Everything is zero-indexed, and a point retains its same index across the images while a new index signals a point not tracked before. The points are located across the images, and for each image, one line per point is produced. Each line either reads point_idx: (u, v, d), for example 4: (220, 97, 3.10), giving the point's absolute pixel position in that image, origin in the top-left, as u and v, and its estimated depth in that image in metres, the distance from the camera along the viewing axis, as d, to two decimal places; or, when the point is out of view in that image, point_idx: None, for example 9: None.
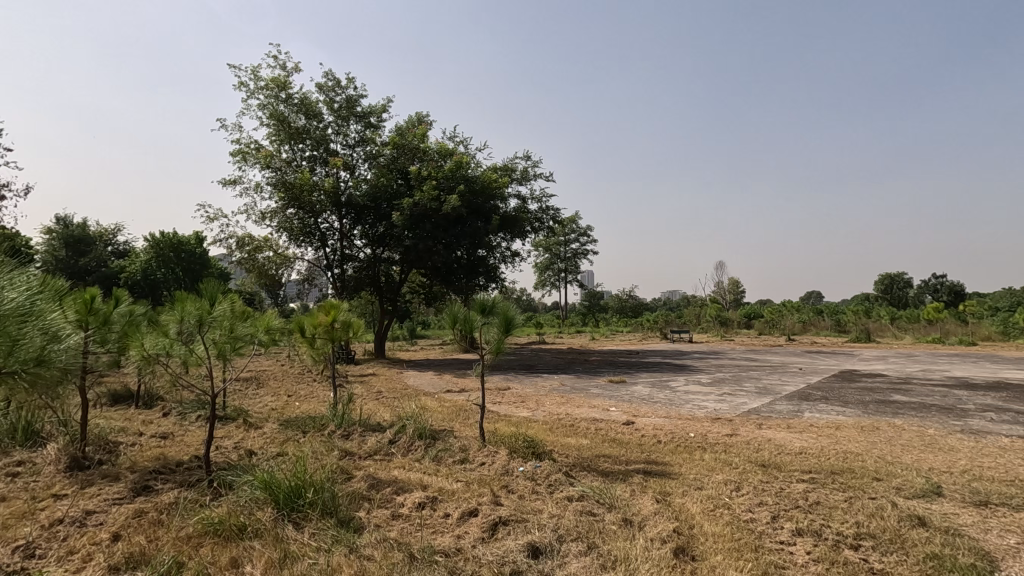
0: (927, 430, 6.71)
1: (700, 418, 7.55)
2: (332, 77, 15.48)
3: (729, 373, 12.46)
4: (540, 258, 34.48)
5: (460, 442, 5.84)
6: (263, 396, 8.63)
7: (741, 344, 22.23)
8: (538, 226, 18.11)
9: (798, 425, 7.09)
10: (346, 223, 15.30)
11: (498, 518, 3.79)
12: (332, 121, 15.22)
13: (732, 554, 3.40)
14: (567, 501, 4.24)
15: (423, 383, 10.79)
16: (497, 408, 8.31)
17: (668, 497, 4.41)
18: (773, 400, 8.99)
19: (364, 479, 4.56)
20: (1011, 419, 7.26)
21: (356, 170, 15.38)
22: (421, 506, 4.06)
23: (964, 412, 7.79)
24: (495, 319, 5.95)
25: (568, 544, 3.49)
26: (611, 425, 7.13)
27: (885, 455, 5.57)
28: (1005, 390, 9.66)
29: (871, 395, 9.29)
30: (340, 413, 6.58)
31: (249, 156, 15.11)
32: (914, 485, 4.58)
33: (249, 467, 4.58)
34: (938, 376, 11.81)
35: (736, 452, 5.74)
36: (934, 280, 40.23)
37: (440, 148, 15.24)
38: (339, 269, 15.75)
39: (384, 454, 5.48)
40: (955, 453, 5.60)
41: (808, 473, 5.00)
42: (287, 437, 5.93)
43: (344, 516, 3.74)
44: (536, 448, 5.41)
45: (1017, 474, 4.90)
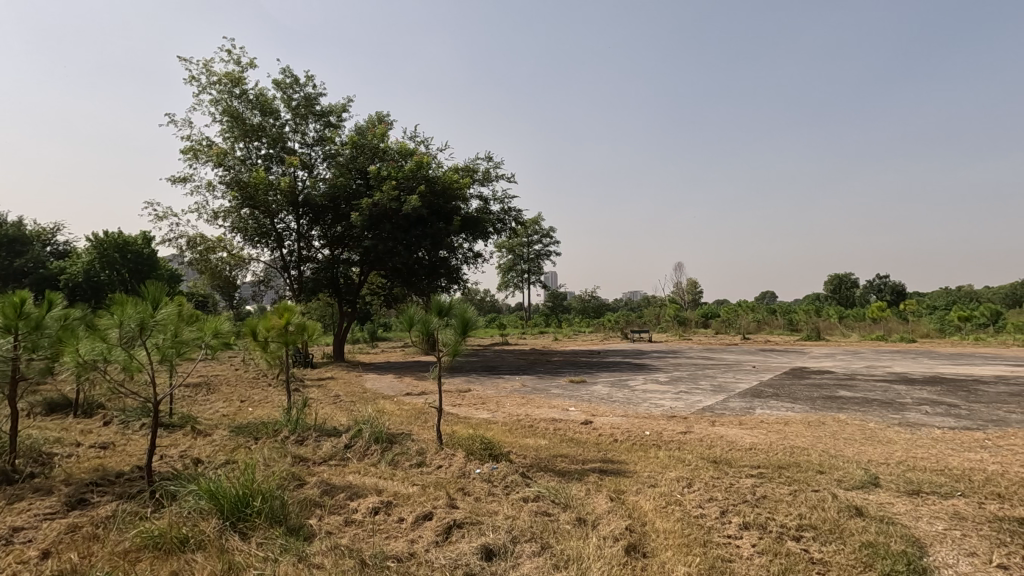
0: (868, 424, 7.03)
1: (656, 416, 7.69)
2: (290, 74, 15.08)
3: (686, 372, 12.73)
4: (502, 259, 34.46)
5: (418, 445, 5.79)
6: (213, 401, 8.33)
7: (699, 343, 22.79)
8: (501, 227, 18.11)
9: (749, 421, 7.31)
10: (304, 223, 14.94)
11: (452, 521, 3.77)
12: (290, 119, 14.82)
13: (681, 550, 3.47)
14: (522, 502, 4.24)
15: (382, 386, 10.59)
16: (457, 410, 8.25)
17: (621, 495, 4.48)
18: (727, 397, 9.22)
19: (316, 485, 4.45)
20: (945, 412, 7.68)
21: (315, 169, 15.04)
22: (375, 512, 4.00)
23: (902, 406, 8.20)
24: (452, 320, 5.90)
25: (522, 545, 3.50)
26: (569, 425, 7.19)
27: (829, 449, 5.80)
28: (939, 385, 10.23)
29: (818, 392, 9.64)
30: (294, 418, 6.41)
31: (200, 153, 14.61)
32: (854, 477, 4.79)
33: (194, 476, 4.40)
34: (881, 372, 12.37)
35: (689, 449, 5.88)
36: (878, 280, 42.32)
37: (401, 148, 15.04)
38: (297, 271, 15.39)
39: (340, 459, 5.37)
40: (893, 445, 5.89)
41: (757, 468, 5.16)
42: (237, 444, 5.72)
43: (295, 524, 3.65)
44: (493, 450, 5.40)
45: (948, 464, 5.17)
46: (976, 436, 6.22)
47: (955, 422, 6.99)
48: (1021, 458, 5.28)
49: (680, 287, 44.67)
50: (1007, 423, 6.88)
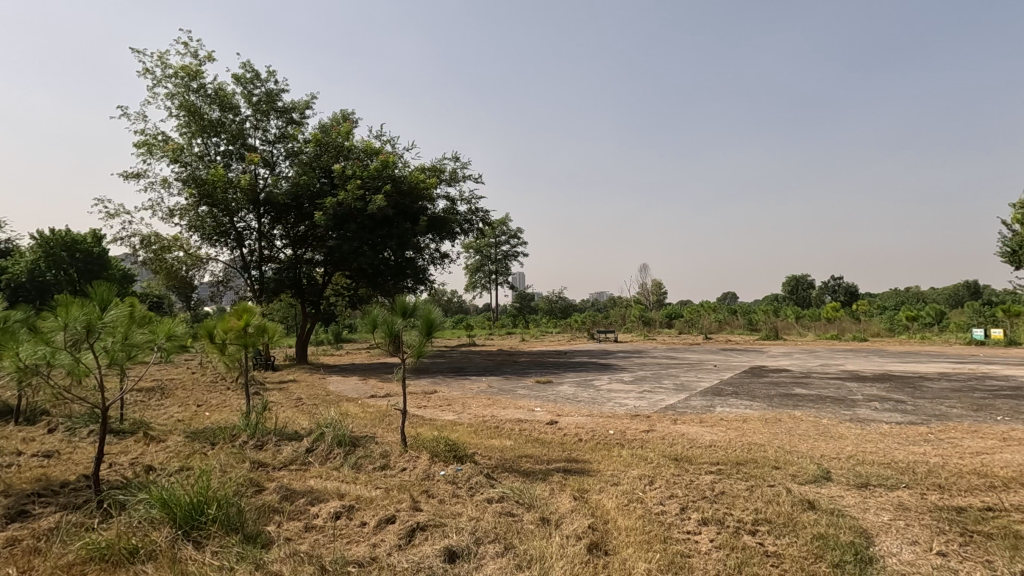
0: (822, 420, 7.30)
1: (620, 415, 7.81)
2: (250, 69, 14.70)
3: (650, 372, 12.97)
4: (470, 259, 34.39)
5: (381, 448, 5.71)
6: (167, 406, 8.03)
7: (663, 343, 23.24)
8: (468, 227, 18.06)
9: (709, 419, 7.49)
10: (265, 222, 14.58)
11: (415, 524, 3.74)
12: (250, 115, 14.43)
13: (642, 546, 3.53)
14: (486, 503, 4.23)
15: (346, 388, 10.41)
16: (422, 412, 8.19)
17: (585, 495, 4.52)
18: (689, 396, 9.43)
19: (275, 490, 4.34)
20: (892, 408, 8.05)
21: (277, 167, 14.69)
22: (336, 517, 3.93)
23: (853, 402, 8.55)
24: (417, 321, 5.86)
25: (486, 546, 3.49)
26: (535, 425, 7.22)
27: (784, 445, 5.99)
28: (887, 382, 10.72)
29: (775, 390, 9.95)
30: (253, 422, 6.24)
31: (154, 148, 14.08)
32: (808, 472, 4.97)
33: (146, 485, 4.23)
34: (834, 370, 12.87)
35: (651, 447, 5.98)
36: (832, 282, 44.05)
37: (366, 146, 14.83)
38: (258, 271, 15.00)
39: (301, 464, 5.25)
40: (844, 441, 6.13)
41: (716, 465, 5.29)
42: (192, 451, 5.53)
43: (252, 531, 3.55)
44: (457, 451, 5.38)
45: (894, 457, 5.42)
46: (920, 430, 6.54)
47: (901, 417, 7.33)
48: (960, 451, 5.58)
49: (645, 287, 45.45)
50: (948, 417, 7.25)
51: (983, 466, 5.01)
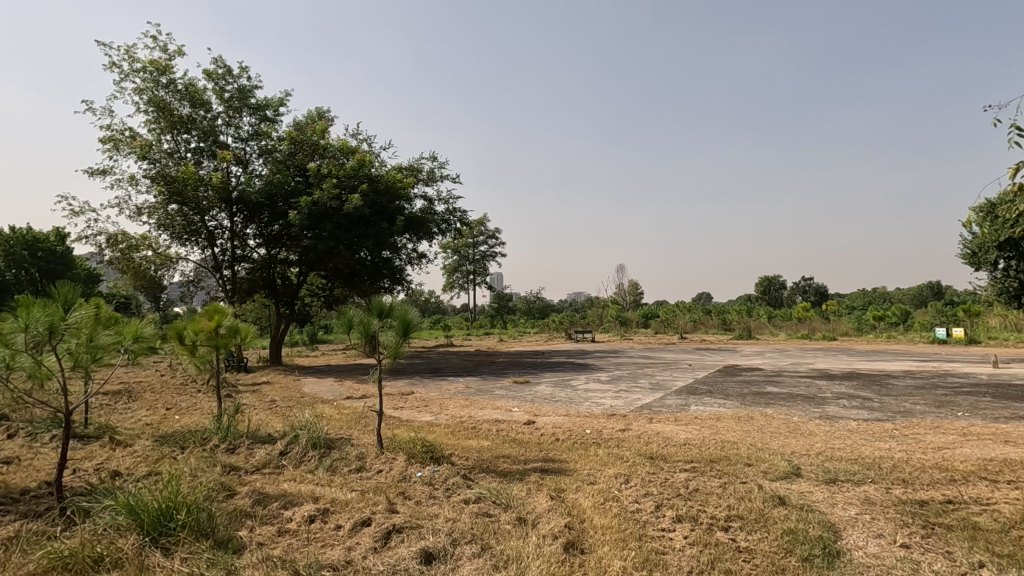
0: (793, 417, 7.47)
1: (597, 415, 7.87)
2: (222, 64, 14.39)
3: (626, 371, 13.11)
4: (448, 259, 34.23)
5: (357, 449, 5.65)
6: (135, 410, 7.81)
7: (639, 343, 23.48)
8: (446, 227, 17.99)
9: (684, 418, 7.60)
10: (238, 221, 14.31)
11: (391, 526, 3.71)
12: (222, 112, 14.14)
13: (617, 544, 3.56)
14: (463, 504, 4.22)
15: (321, 390, 10.27)
16: (398, 413, 8.13)
17: (561, 494, 4.54)
18: (664, 395, 9.55)
19: (248, 494, 4.26)
20: (859, 405, 8.29)
21: (250, 165, 14.42)
22: (310, 520, 3.87)
23: (823, 400, 8.77)
24: (394, 322, 5.80)
25: (462, 547, 3.48)
26: (512, 425, 7.23)
27: (756, 442, 6.12)
28: (855, 380, 11.02)
29: (748, 388, 10.14)
30: (225, 425, 6.11)
31: (121, 145, 13.69)
32: (779, 468, 5.07)
33: (112, 491, 4.11)
34: (805, 369, 13.18)
35: (627, 446, 6.04)
36: (803, 283, 45.12)
37: (342, 145, 14.66)
38: (230, 271, 14.69)
39: (274, 467, 5.16)
40: (813, 437, 6.28)
41: (690, 463, 5.36)
42: (161, 455, 5.39)
43: (223, 537, 3.47)
44: (434, 452, 5.35)
45: (861, 453, 5.57)
46: (886, 427, 6.74)
47: (867, 414, 7.54)
48: (923, 446, 5.76)
49: (621, 288, 45.88)
50: (912, 414, 7.49)
51: (945, 460, 5.19)
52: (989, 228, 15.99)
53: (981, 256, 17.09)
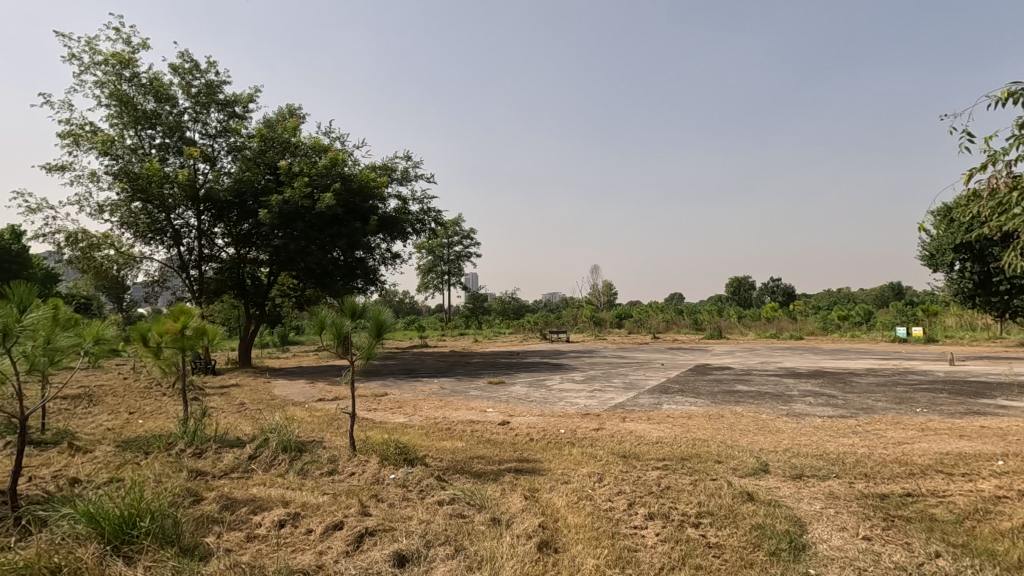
0: (761, 415, 7.65)
1: (571, 414, 7.92)
2: (188, 58, 14.01)
3: (600, 371, 13.23)
4: (422, 259, 34.00)
5: (329, 452, 5.57)
6: (96, 415, 7.54)
7: (613, 343, 23.71)
8: (420, 227, 17.88)
9: (656, 416, 7.71)
10: (205, 220, 13.96)
11: (364, 529, 3.66)
12: (189, 108, 13.77)
13: (591, 543, 3.59)
14: (437, 506, 4.20)
15: (292, 392, 10.08)
16: (372, 415, 8.04)
17: (535, 493, 4.56)
18: (637, 394, 9.67)
19: (215, 500, 4.15)
20: (824, 402, 8.54)
21: (218, 163, 14.09)
22: (280, 525, 3.79)
23: (790, 398, 9.00)
24: (367, 322, 5.74)
25: (436, 548, 3.46)
26: (487, 426, 7.22)
27: (726, 440, 6.24)
28: (820, 378, 11.34)
29: (718, 387, 10.34)
30: (192, 430, 5.95)
31: (81, 139, 13.21)
32: (748, 465, 5.19)
33: (71, 498, 3.96)
34: (773, 368, 13.51)
35: (601, 445, 6.10)
36: (771, 283, 46.35)
37: (314, 143, 14.44)
38: (197, 271, 14.32)
39: (243, 471, 5.05)
40: (781, 434, 6.44)
41: (663, 460, 5.44)
42: (124, 461, 5.22)
43: (189, 544, 3.38)
44: (407, 454, 5.31)
45: (825, 449, 5.74)
46: (849, 423, 6.96)
47: (832, 411, 7.77)
48: (884, 441, 5.96)
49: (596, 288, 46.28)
50: (874, 410, 7.74)
51: (905, 455, 5.38)
52: (945, 231, 16.65)
53: (938, 257, 17.79)
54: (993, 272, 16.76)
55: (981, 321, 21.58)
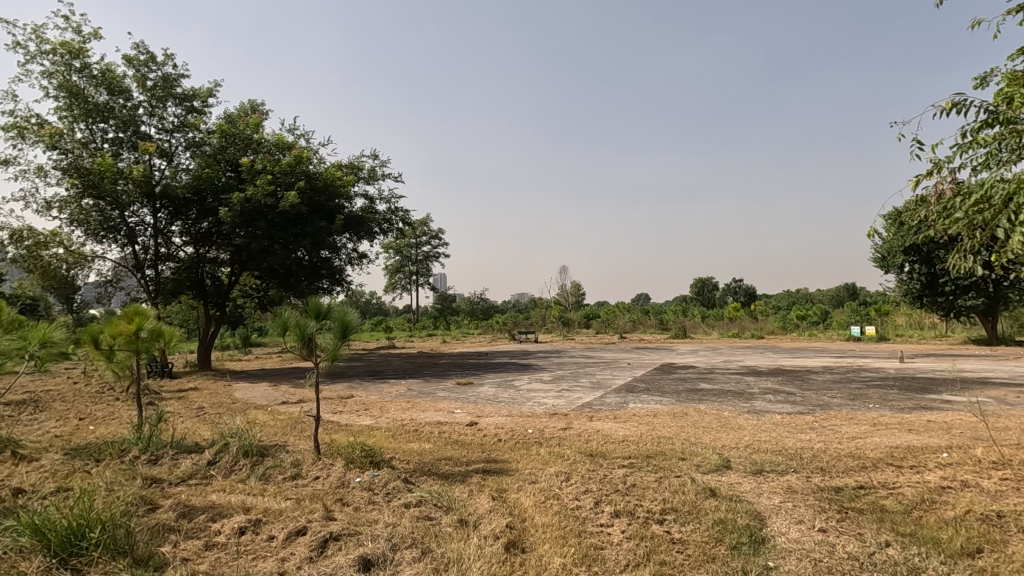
0: (723, 412, 7.84)
1: (539, 414, 7.95)
2: (144, 50, 13.50)
3: (568, 371, 13.33)
4: (389, 259, 33.62)
5: (292, 456, 5.44)
6: (42, 421, 7.18)
7: (581, 343, 23.94)
8: (388, 227, 17.69)
9: (623, 415, 7.81)
10: (162, 218, 13.47)
11: (328, 534, 3.60)
12: (144, 101, 13.26)
13: (558, 542, 3.61)
14: (404, 508, 4.16)
15: (254, 395, 9.82)
16: (337, 417, 7.89)
17: (503, 494, 4.55)
18: (604, 393, 9.78)
19: (172, 508, 4.01)
20: (783, 399, 8.81)
21: (175, 159, 13.62)
22: (240, 532, 3.69)
23: (751, 395, 9.26)
24: (332, 323, 5.64)
25: (402, 552, 3.42)
26: (455, 427, 7.18)
27: (689, 438, 6.37)
28: (780, 376, 11.70)
29: (683, 385, 10.55)
30: (146, 435, 5.73)
31: (27, 132, 12.57)
32: (710, 462, 5.31)
33: (13, 510, 3.76)
34: (735, 366, 13.87)
35: (568, 444, 6.15)
36: (734, 283, 47.56)
37: (277, 140, 14.10)
38: (153, 270, 13.80)
39: (201, 478, 4.89)
40: (742, 431, 6.62)
41: (629, 459, 5.52)
42: (72, 469, 4.99)
43: (143, 554, 3.25)
44: (374, 457, 5.23)
45: (784, 445, 5.92)
46: (807, 419, 7.20)
47: (791, 408, 8.02)
48: (838, 437, 6.20)
49: (564, 288, 46.62)
50: (830, 407, 8.03)
51: (858, 449, 5.60)
52: (895, 235, 17.41)
53: (889, 259, 18.59)
54: (939, 273, 17.62)
55: (929, 320, 22.67)
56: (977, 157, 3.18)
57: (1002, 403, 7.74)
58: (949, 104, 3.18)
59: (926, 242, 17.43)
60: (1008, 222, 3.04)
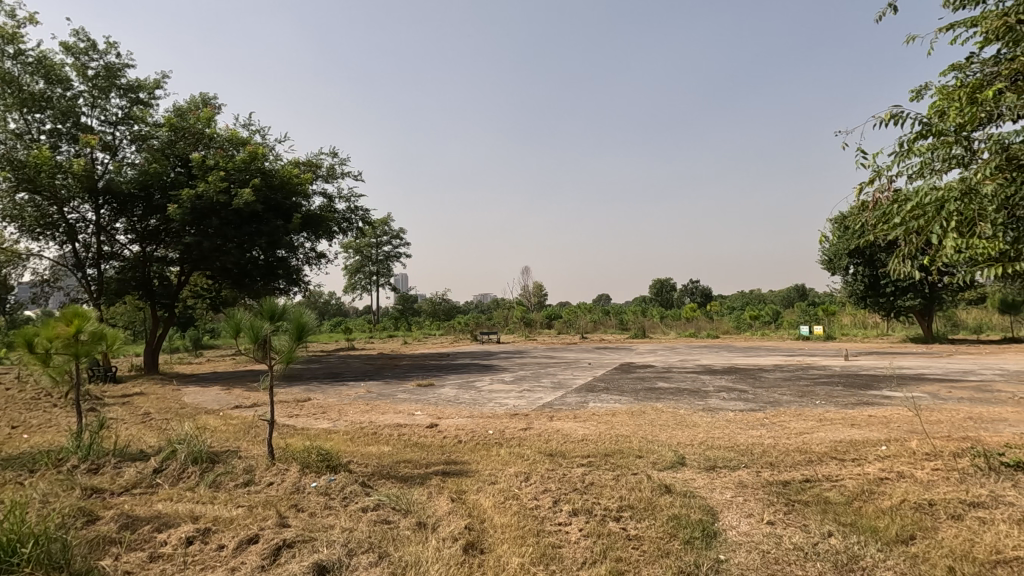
0: (679, 410, 8.05)
1: (500, 415, 7.96)
2: (84, 37, 12.83)
3: (529, 371, 13.39)
4: (349, 259, 33.01)
5: (245, 462, 5.28)
6: None
7: (543, 343, 24.11)
8: (347, 227, 17.38)
9: (582, 415, 7.91)
10: (105, 214, 12.83)
11: (281, 541, 3.51)
12: (85, 91, 12.61)
13: (516, 542, 3.63)
14: (361, 513, 4.09)
15: (204, 400, 9.46)
16: (293, 421, 7.69)
17: (462, 495, 4.55)
18: (565, 393, 9.88)
19: (113, 519, 3.82)
20: (736, 397, 9.10)
21: (120, 152, 13.00)
22: (188, 542, 3.55)
23: (707, 393, 9.53)
24: (287, 325, 5.50)
25: (358, 557, 3.37)
26: (414, 429, 7.11)
27: (647, 435, 6.50)
28: (733, 374, 12.09)
29: (642, 385, 10.75)
30: (86, 444, 5.45)
31: None
32: (666, 459, 5.43)
33: None
34: (692, 365, 14.24)
35: (528, 445, 6.18)
36: (691, 284, 48.84)
37: (231, 135, 13.64)
38: (95, 269, 13.13)
39: (147, 487, 4.69)
40: (696, 428, 6.80)
41: (587, 458, 5.58)
42: (2, 481, 4.69)
43: (81, 568, 3.09)
44: (330, 460, 5.12)
45: (736, 441, 6.12)
46: (758, 416, 7.46)
47: (743, 405, 8.29)
48: (787, 432, 6.44)
49: (526, 289, 46.84)
50: (779, 403, 8.36)
51: (805, 444, 5.84)
52: (841, 238, 18.24)
53: (836, 262, 19.47)
54: (880, 275, 18.56)
55: (871, 320, 23.84)
56: (912, 166, 3.38)
57: (935, 397, 8.21)
58: (887, 115, 3.42)
59: (869, 245, 18.32)
60: (940, 227, 3.23)
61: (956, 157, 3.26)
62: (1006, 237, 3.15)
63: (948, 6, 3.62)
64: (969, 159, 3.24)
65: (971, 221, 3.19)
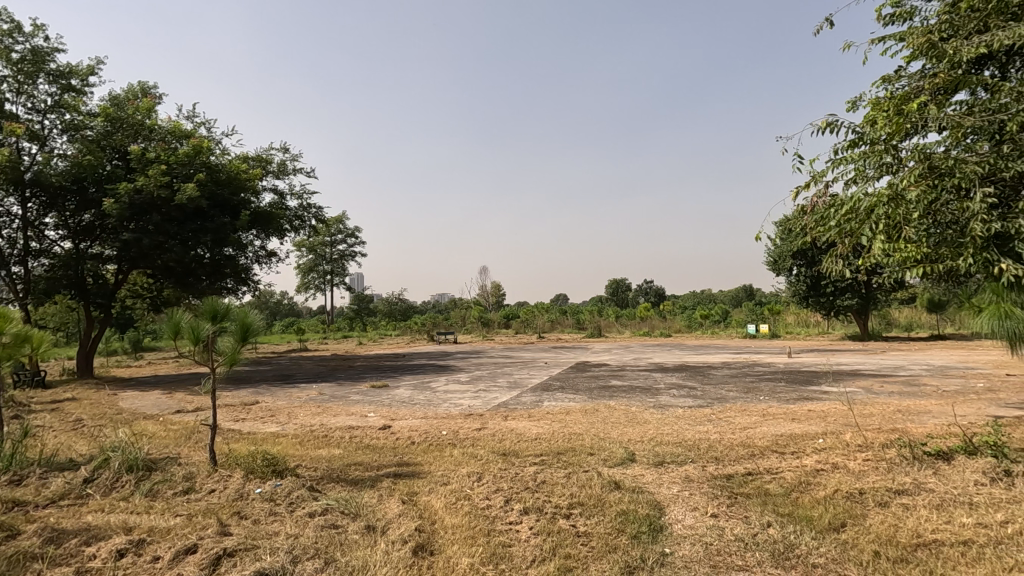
0: (631, 408, 8.22)
1: (454, 416, 7.91)
2: (7, 18, 11.99)
3: (485, 371, 13.39)
4: (301, 258, 32.10)
5: (184, 469, 5.05)
6: None
7: (500, 343, 24.17)
8: (299, 224, 16.93)
9: (537, 413, 7.97)
10: (33, 209, 12.04)
11: (222, 550, 3.37)
12: (9, 76, 11.78)
13: (466, 542, 3.62)
14: (308, 518, 3.98)
15: (143, 405, 9.00)
16: (238, 425, 7.42)
17: (414, 497, 4.50)
18: (520, 393, 9.93)
19: (36, 533, 3.58)
20: (686, 394, 9.38)
21: (49, 143, 12.23)
22: (120, 555, 3.37)
23: (658, 391, 9.77)
24: (230, 326, 5.28)
25: (304, 563, 3.27)
26: (367, 431, 6.98)
27: (599, 433, 6.60)
28: (683, 371, 12.44)
29: (596, 383, 10.93)
30: (8, 453, 5.08)
31: None
32: (616, 455, 5.53)
33: None
34: (645, 363, 14.58)
35: (482, 444, 6.17)
36: (645, 284, 49.95)
37: (173, 127, 13.04)
38: (21, 267, 12.31)
39: (77, 497, 4.43)
40: (647, 425, 6.96)
41: (540, 456, 5.62)
42: None
43: None
44: (276, 465, 4.96)
45: (684, 437, 6.30)
46: (706, 412, 7.71)
47: (692, 402, 8.56)
48: (731, 428, 6.67)
49: (484, 289, 46.77)
50: (725, 400, 8.67)
51: (749, 438, 6.06)
52: (784, 241, 19.08)
53: (780, 263, 20.34)
54: (821, 276, 19.50)
55: (813, 320, 25.04)
56: (847, 172, 3.56)
57: (868, 392, 8.71)
58: (825, 124, 3.61)
59: (811, 247, 19.22)
60: (869, 231, 3.42)
61: (886, 165, 3.43)
62: (930, 240, 3.35)
63: (880, 21, 3.85)
64: (897, 167, 3.43)
65: (898, 225, 3.37)
